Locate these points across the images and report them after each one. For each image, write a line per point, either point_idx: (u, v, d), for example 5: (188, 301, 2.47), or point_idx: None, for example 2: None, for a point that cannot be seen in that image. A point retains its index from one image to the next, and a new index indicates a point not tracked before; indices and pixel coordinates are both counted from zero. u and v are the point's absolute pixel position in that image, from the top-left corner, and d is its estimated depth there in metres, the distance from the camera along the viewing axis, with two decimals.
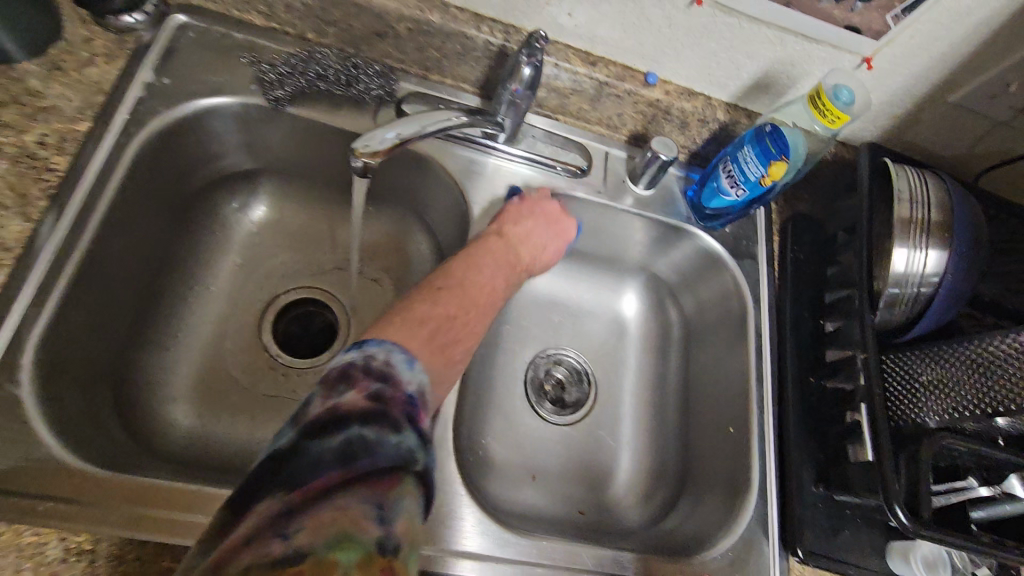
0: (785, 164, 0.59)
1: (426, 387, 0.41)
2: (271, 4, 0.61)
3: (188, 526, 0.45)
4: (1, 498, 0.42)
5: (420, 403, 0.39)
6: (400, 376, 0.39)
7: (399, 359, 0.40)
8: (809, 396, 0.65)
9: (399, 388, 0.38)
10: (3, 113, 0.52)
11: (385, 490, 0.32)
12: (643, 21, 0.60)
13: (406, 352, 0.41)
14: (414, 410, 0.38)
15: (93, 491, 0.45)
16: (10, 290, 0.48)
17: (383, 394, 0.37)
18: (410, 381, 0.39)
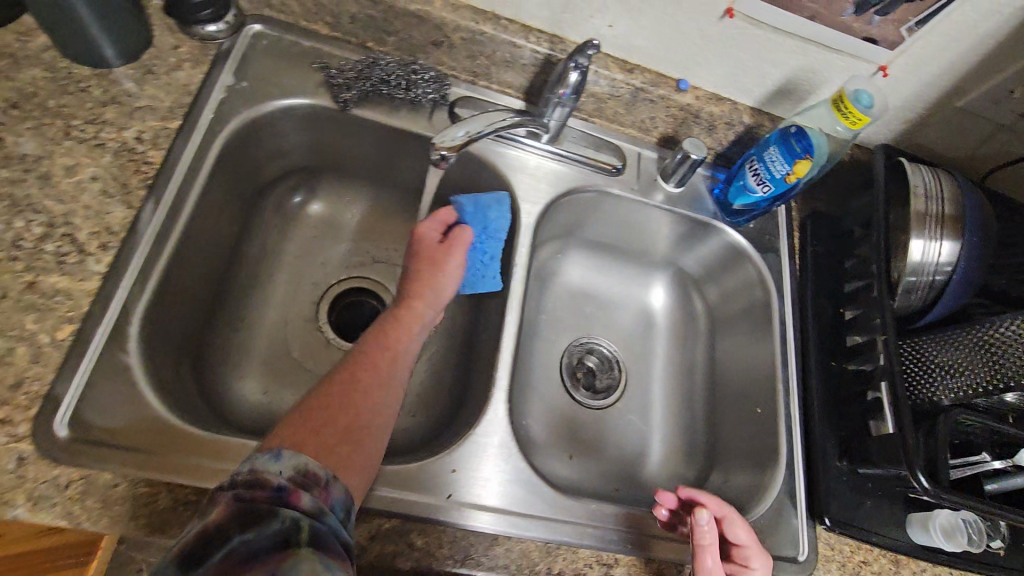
0: (809, 162, 0.65)
1: (306, 463, 0.41)
2: (337, 15, 0.67)
3: (215, 471, 0.50)
4: (110, 450, 0.48)
5: (300, 483, 0.39)
6: (268, 475, 0.39)
7: (262, 459, 0.40)
8: (831, 379, 0.70)
9: (267, 484, 0.38)
10: (106, 112, 0.58)
11: (278, 564, 0.35)
12: (678, 33, 0.65)
13: (271, 448, 0.41)
14: (287, 495, 0.38)
15: (162, 443, 0.50)
16: (117, 269, 0.53)
17: (251, 495, 0.38)
18: (279, 472, 0.39)
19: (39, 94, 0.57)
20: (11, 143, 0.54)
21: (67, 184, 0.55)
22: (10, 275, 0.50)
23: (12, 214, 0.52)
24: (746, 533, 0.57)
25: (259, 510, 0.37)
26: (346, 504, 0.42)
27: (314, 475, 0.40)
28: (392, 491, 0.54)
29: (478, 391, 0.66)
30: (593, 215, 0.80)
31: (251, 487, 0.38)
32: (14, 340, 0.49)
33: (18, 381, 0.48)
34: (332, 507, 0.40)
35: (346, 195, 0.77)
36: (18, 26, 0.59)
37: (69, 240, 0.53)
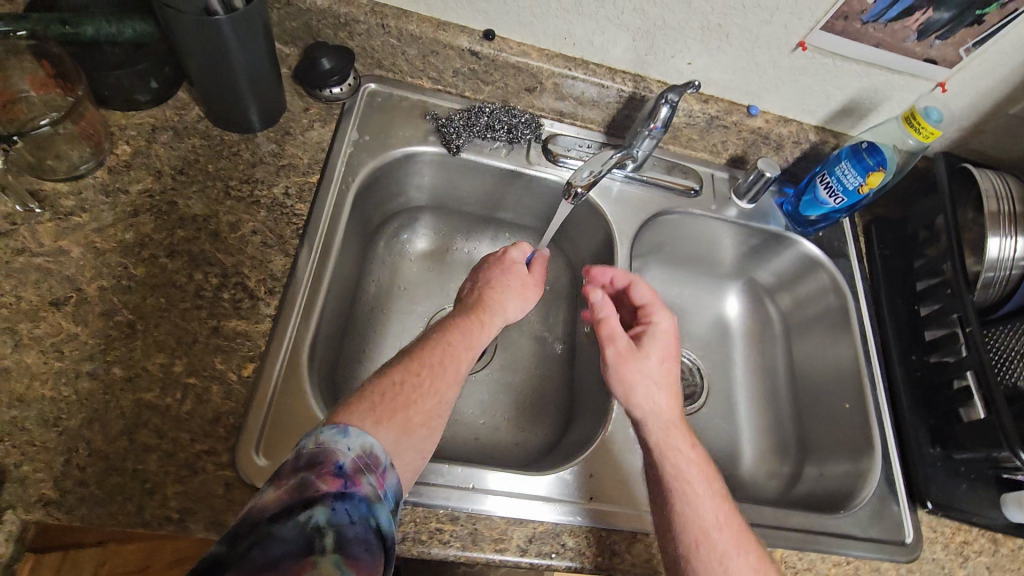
0: (882, 173, 0.72)
1: (371, 445, 0.44)
2: (442, 70, 0.74)
3: (259, 469, 0.53)
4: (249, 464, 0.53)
5: (360, 466, 0.42)
6: (335, 451, 0.42)
7: (329, 433, 0.43)
8: (914, 372, 0.75)
9: (332, 461, 0.41)
10: (256, 172, 0.65)
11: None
12: (752, 65, 0.72)
13: (337, 424, 0.44)
14: (348, 479, 0.41)
15: (283, 455, 0.54)
16: (285, 310, 0.60)
17: (311, 471, 0.40)
18: (346, 450, 0.43)
19: (200, 160, 0.64)
20: (183, 205, 0.62)
21: (234, 238, 0.62)
22: (198, 322, 0.57)
23: (192, 267, 0.59)
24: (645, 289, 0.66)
25: (314, 490, 0.39)
26: (397, 493, 0.45)
27: (376, 458, 0.44)
28: (490, 491, 0.59)
29: (593, 403, 0.72)
30: (672, 234, 0.86)
31: (319, 458, 0.41)
32: (209, 379, 0.55)
33: (217, 415, 0.54)
34: (385, 494, 0.43)
35: (448, 229, 0.84)
36: (176, 101, 0.66)
37: (241, 288, 0.60)
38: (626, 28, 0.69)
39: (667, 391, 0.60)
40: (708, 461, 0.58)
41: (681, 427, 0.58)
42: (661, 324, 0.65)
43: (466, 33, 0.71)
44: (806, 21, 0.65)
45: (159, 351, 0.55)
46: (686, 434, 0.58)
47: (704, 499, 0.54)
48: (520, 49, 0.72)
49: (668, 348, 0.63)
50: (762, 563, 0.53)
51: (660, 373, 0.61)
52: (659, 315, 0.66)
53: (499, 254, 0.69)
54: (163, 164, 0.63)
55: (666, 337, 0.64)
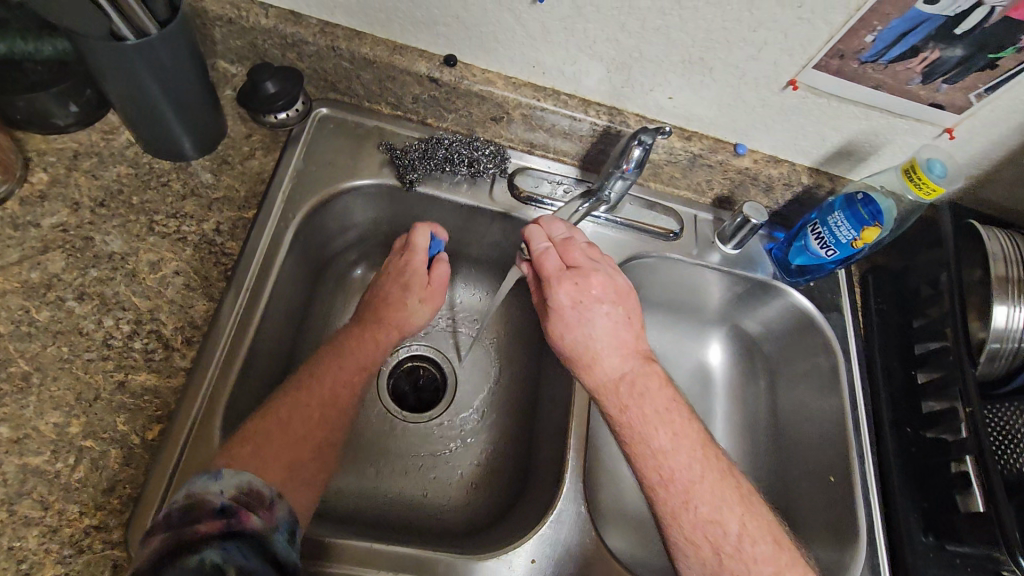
0: (878, 229, 0.65)
1: (246, 484, 0.46)
2: (401, 96, 0.69)
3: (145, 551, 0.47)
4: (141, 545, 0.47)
5: (243, 503, 0.45)
6: (211, 495, 0.44)
7: (201, 480, 0.45)
8: (908, 446, 0.67)
9: (213, 503, 0.43)
10: (186, 206, 0.60)
11: None
12: (739, 102, 0.65)
13: (207, 474, 0.46)
14: (233, 517, 0.43)
15: None
16: (203, 362, 0.54)
17: (187, 520, 0.42)
18: (222, 493, 0.44)
19: (124, 191, 0.59)
20: (100, 241, 0.56)
21: (153, 279, 0.56)
22: (102, 374, 0.52)
23: (103, 312, 0.54)
24: (530, 263, 0.56)
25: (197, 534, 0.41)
26: (290, 522, 0.47)
27: (258, 495, 0.46)
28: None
29: (549, 469, 0.66)
30: (650, 278, 0.79)
31: (194, 509, 0.43)
32: (108, 443, 0.50)
33: (112, 484, 0.48)
34: (276, 525, 0.46)
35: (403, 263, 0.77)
36: (104, 124, 0.61)
37: (155, 337, 0.54)
38: (600, 57, 0.62)
39: (587, 362, 0.55)
40: (650, 419, 0.53)
41: (609, 396, 0.54)
42: (557, 299, 0.55)
43: (425, 58, 0.65)
44: (798, 58, 0.58)
45: (55, 409, 0.50)
46: (616, 401, 0.54)
47: (644, 463, 0.52)
48: (484, 76, 0.66)
49: (575, 319, 0.55)
50: (719, 512, 0.51)
51: (572, 347, 0.55)
52: (553, 288, 0.55)
53: (400, 262, 0.65)
54: (82, 194, 0.58)
55: (565, 312, 0.54)
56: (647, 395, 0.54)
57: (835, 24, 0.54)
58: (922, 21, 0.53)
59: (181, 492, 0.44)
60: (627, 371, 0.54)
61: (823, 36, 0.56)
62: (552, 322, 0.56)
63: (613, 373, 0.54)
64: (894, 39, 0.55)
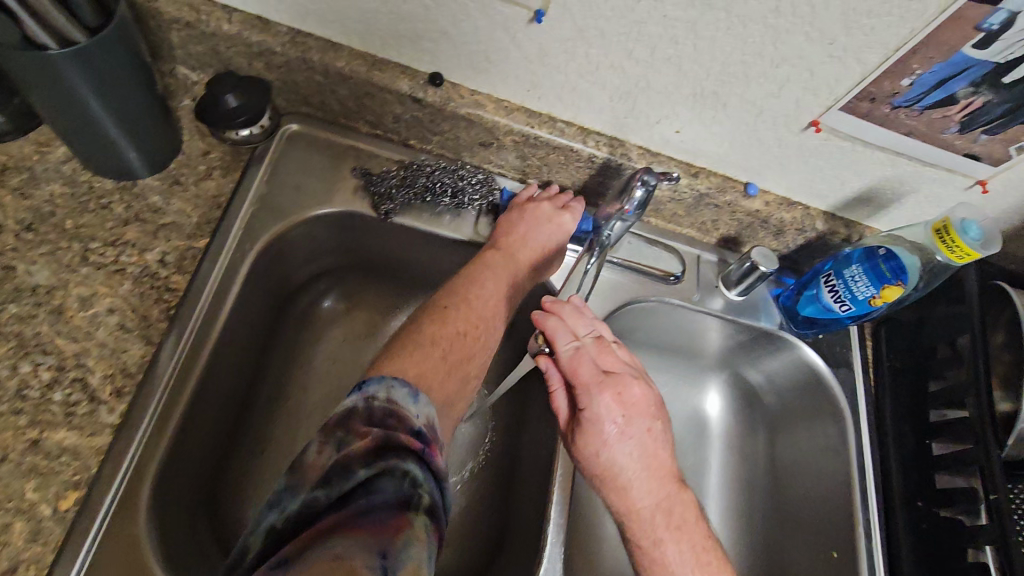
0: (900, 289, 0.59)
1: (432, 418, 0.43)
2: (381, 115, 0.62)
3: None
4: None
5: (432, 434, 0.42)
6: (405, 411, 0.42)
7: (401, 393, 0.43)
8: (919, 525, 0.61)
9: (405, 419, 0.41)
10: (128, 232, 0.53)
11: (389, 537, 0.33)
12: (753, 140, 0.59)
13: (406, 387, 0.44)
14: (424, 444, 0.40)
15: None
16: (133, 416, 0.47)
17: (389, 427, 0.39)
18: (415, 416, 0.42)
19: (57, 214, 0.52)
20: (25, 272, 0.50)
21: (82, 318, 0.49)
22: (12, 432, 0.45)
23: (20, 356, 0.47)
24: (560, 362, 0.43)
25: (397, 447, 0.38)
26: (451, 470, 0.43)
27: (438, 434, 0.43)
28: None
29: (525, 539, 0.58)
30: (649, 320, 0.73)
31: (392, 416, 0.41)
32: (12, 515, 0.43)
33: (13, 566, 0.41)
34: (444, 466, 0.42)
35: (370, 289, 0.69)
36: (39, 135, 0.54)
37: (79, 386, 0.47)
38: (601, 85, 0.56)
39: (618, 487, 0.43)
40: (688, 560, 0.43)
41: (642, 528, 0.43)
42: (595, 409, 0.43)
43: (408, 75, 0.58)
44: (823, 98, 0.52)
45: None
46: (648, 530, 0.43)
47: None
48: (473, 99, 0.60)
49: (614, 435, 0.43)
50: None
51: (606, 468, 0.43)
52: (590, 394, 0.44)
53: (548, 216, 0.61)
54: (6, 217, 0.51)
55: (604, 427, 0.43)
56: (686, 527, 0.44)
57: (869, 65, 0.48)
58: (966, 66, 0.47)
59: (357, 394, 0.42)
60: (667, 496, 0.44)
61: (852, 77, 0.50)
62: (582, 436, 0.44)
63: (652, 503, 0.43)
64: (934, 84, 0.49)
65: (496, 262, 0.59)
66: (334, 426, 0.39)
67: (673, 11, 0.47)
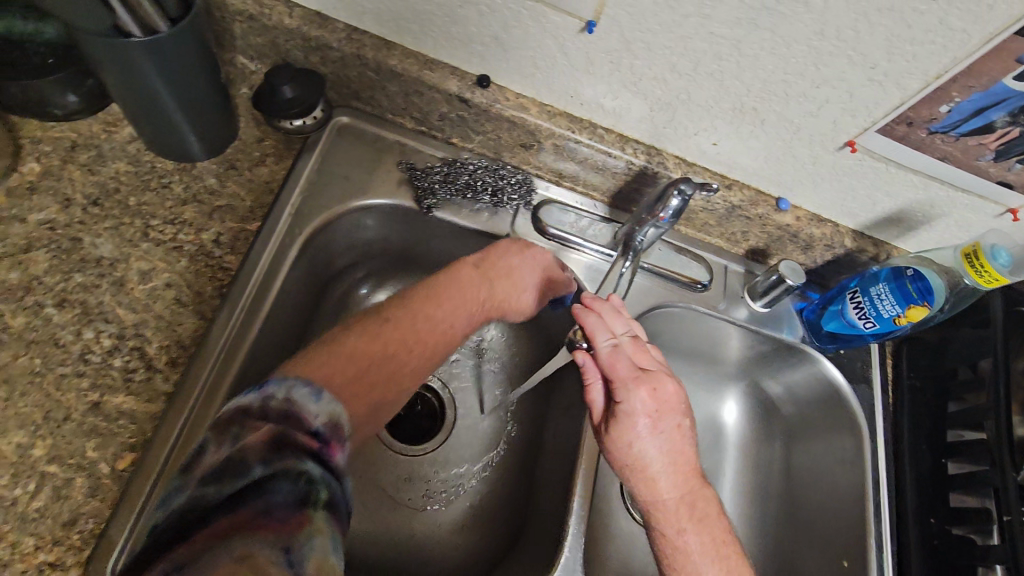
0: (925, 309, 0.60)
1: (340, 415, 0.39)
2: (427, 112, 0.64)
3: None
4: None
5: (334, 429, 0.38)
6: (304, 410, 0.37)
7: (302, 392, 0.38)
8: (931, 540, 0.62)
9: (304, 417, 0.37)
10: (186, 212, 0.56)
11: (292, 533, 0.31)
12: (788, 157, 0.60)
13: (310, 386, 0.39)
14: (325, 441, 0.36)
15: None
16: (185, 385, 0.50)
17: (286, 424, 0.36)
18: (315, 413, 0.37)
19: (121, 190, 0.55)
20: (89, 243, 0.52)
21: (141, 291, 0.52)
22: (75, 393, 0.47)
23: (83, 323, 0.50)
24: (600, 356, 0.45)
25: (293, 448, 0.34)
26: None
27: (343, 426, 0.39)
28: None
29: (544, 529, 0.60)
30: (673, 326, 0.74)
31: (289, 414, 0.36)
32: (73, 470, 0.45)
33: (73, 518, 0.44)
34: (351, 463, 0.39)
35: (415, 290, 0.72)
36: (107, 115, 0.57)
37: (137, 355, 0.50)
38: (643, 95, 0.58)
39: (646, 479, 0.45)
40: (707, 547, 0.44)
41: (666, 516, 0.45)
42: (630, 404, 0.45)
43: (457, 76, 0.60)
44: (860, 120, 0.54)
45: (19, 428, 0.46)
46: (671, 518, 0.45)
47: None
48: (518, 102, 0.62)
49: (647, 430, 0.45)
50: None
51: (637, 460, 0.45)
52: (626, 389, 0.45)
53: (535, 256, 0.60)
54: (74, 190, 0.54)
55: (638, 420, 0.44)
56: (708, 518, 0.45)
57: (909, 90, 0.50)
58: (1005, 97, 0.48)
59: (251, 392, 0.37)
60: (692, 490, 0.46)
61: (891, 101, 0.51)
62: (615, 429, 0.45)
63: (677, 496, 0.45)
64: (971, 112, 0.50)
65: (464, 284, 0.55)
66: (223, 425, 0.36)
67: (720, 28, 0.49)
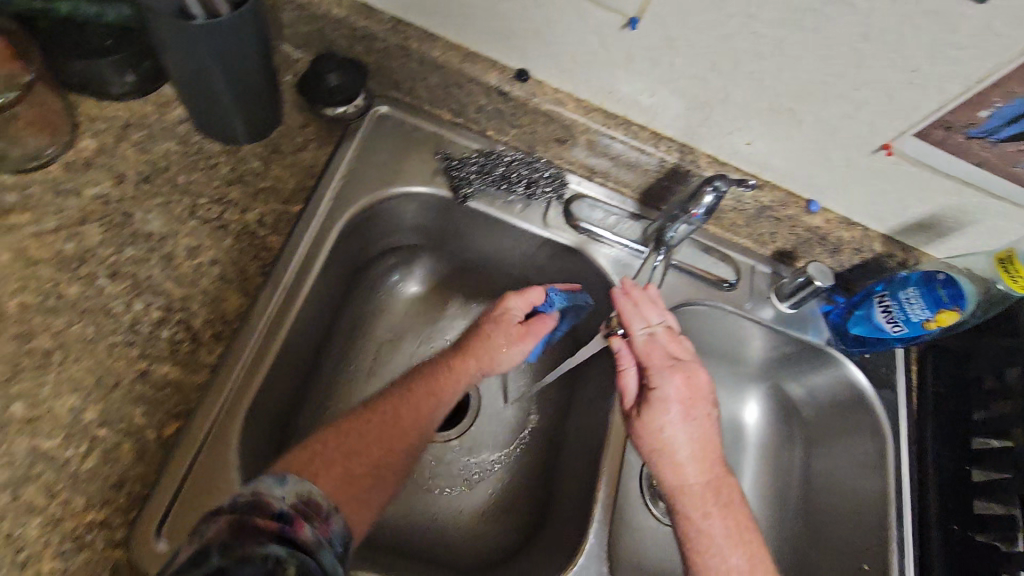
0: (956, 314, 0.61)
1: (307, 493, 0.40)
2: (465, 104, 0.66)
3: (148, 556, 0.44)
4: (145, 548, 0.44)
5: (300, 512, 0.38)
6: (268, 498, 0.37)
7: (266, 481, 0.39)
8: (953, 546, 0.63)
9: (269, 504, 0.37)
10: (232, 192, 0.58)
11: None
12: (822, 159, 0.61)
13: (276, 473, 0.40)
14: (290, 523, 0.36)
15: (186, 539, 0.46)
16: (228, 358, 0.51)
17: (248, 511, 0.35)
18: (280, 497, 0.38)
19: (171, 169, 0.57)
20: (140, 219, 0.54)
21: (188, 266, 0.54)
22: (124, 361, 0.49)
23: (133, 295, 0.52)
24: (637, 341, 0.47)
25: (255, 530, 0.34)
26: (344, 539, 0.40)
27: (316, 506, 0.39)
28: None
29: (566, 517, 0.61)
30: (698, 325, 0.75)
31: (252, 505, 0.36)
32: (122, 434, 0.47)
33: (121, 480, 0.46)
34: (330, 542, 0.38)
35: (454, 287, 0.73)
36: (159, 97, 0.59)
37: (183, 327, 0.51)
38: (680, 93, 0.59)
39: (674, 462, 0.46)
40: (732, 535, 0.44)
41: (692, 500, 0.45)
42: (664, 389, 0.46)
43: (497, 69, 0.62)
44: (897, 123, 0.54)
45: (72, 391, 0.48)
46: (697, 503, 0.45)
47: None
48: (555, 96, 0.63)
49: (677, 415, 0.46)
50: None
51: (667, 443, 0.46)
52: (661, 375, 0.47)
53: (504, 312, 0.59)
54: (127, 167, 0.56)
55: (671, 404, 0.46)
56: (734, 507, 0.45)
57: (949, 94, 0.50)
58: None
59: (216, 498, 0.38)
60: (718, 479, 0.46)
61: (930, 105, 0.51)
62: (646, 412, 0.47)
63: (703, 482, 0.45)
64: (1010, 119, 0.50)
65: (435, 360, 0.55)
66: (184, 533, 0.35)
67: (763, 28, 0.49)
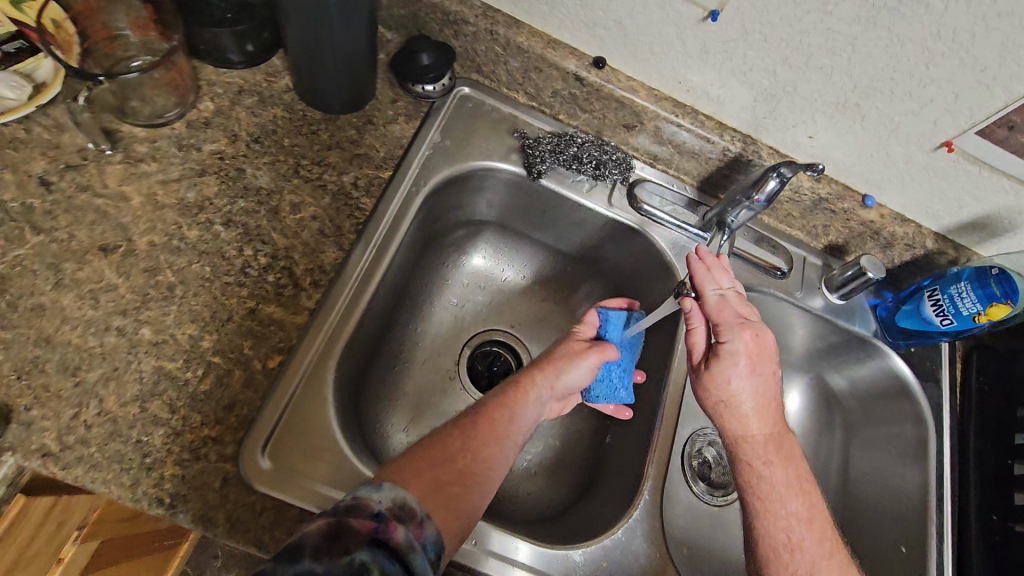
0: (1007, 308, 0.63)
1: (403, 498, 0.42)
2: (542, 89, 0.70)
3: (256, 471, 0.50)
4: (252, 465, 0.50)
5: (396, 515, 0.40)
6: (366, 499, 0.40)
7: (365, 487, 0.42)
8: (991, 536, 0.65)
9: (367, 508, 0.40)
10: (330, 156, 0.63)
11: None
12: (882, 154, 0.64)
13: (372, 481, 0.43)
14: (383, 526, 0.39)
15: (287, 459, 0.51)
16: (324, 304, 0.56)
17: (345, 513, 0.39)
18: (378, 501, 0.41)
19: (277, 132, 0.63)
20: (251, 175, 0.60)
21: (292, 219, 0.59)
22: (236, 298, 0.55)
23: (244, 241, 0.57)
24: (709, 301, 0.51)
25: (351, 535, 0.37)
26: (437, 546, 0.42)
27: (410, 510, 0.42)
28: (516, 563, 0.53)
29: (618, 478, 0.65)
30: None
31: (352, 508, 0.39)
32: (233, 362, 0.53)
33: (231, 403, 0.51)
34: (422, 546, 0.41)
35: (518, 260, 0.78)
36: (268, 67, 0.65)
37: (287, 274, 0.57)
38: (750, 85, 0.62)
39: (739, 414, 0.50)
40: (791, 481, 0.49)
41: (755, 449, 0.49)
42: (734, 345, 0.50)
43: (576, 56, 0.66)
44: (961, 121, 0.57)
45: (192, 322, 0.53)
46: (758, 451, 0.49)
47: (770, 522, 0.47)
48: (629, 83, 0.67)
49: (745, 369, 0.50)
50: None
51: (734, 397, 0.50)
52: (731, 331, 0.50)
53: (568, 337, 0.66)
54: (241, 128, 0.62)
55: (740, 359, 0.49)
56: (793, 457, 0.50)
57: (1014, 94, 0.52)
58: None
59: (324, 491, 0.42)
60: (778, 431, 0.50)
61: (994, 105, 0.54)
62: (715, 367, 0.51)
63: (765, 433, 0.50)
64: None
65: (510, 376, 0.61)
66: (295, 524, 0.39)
67: (838, 25, 0.53)
